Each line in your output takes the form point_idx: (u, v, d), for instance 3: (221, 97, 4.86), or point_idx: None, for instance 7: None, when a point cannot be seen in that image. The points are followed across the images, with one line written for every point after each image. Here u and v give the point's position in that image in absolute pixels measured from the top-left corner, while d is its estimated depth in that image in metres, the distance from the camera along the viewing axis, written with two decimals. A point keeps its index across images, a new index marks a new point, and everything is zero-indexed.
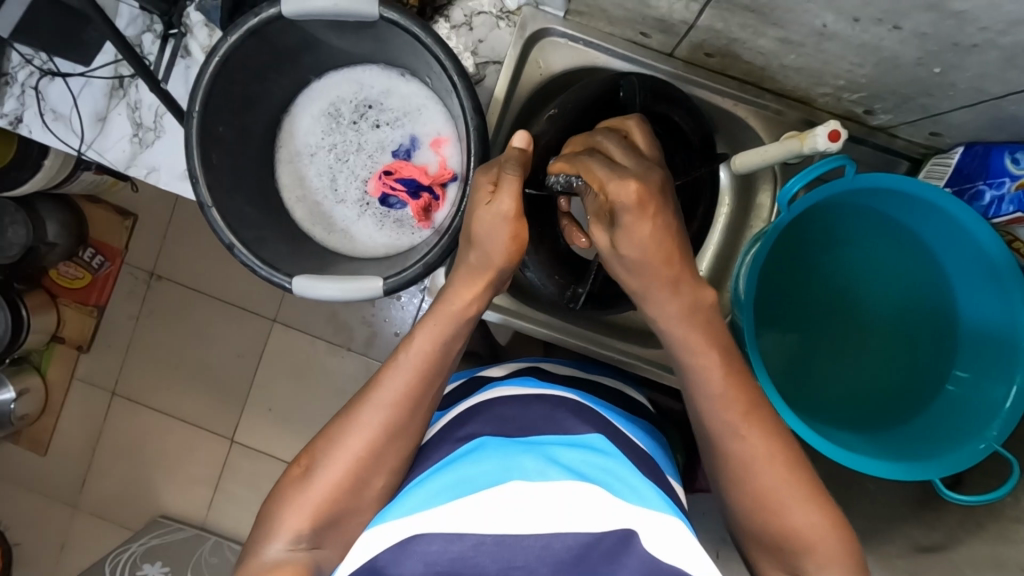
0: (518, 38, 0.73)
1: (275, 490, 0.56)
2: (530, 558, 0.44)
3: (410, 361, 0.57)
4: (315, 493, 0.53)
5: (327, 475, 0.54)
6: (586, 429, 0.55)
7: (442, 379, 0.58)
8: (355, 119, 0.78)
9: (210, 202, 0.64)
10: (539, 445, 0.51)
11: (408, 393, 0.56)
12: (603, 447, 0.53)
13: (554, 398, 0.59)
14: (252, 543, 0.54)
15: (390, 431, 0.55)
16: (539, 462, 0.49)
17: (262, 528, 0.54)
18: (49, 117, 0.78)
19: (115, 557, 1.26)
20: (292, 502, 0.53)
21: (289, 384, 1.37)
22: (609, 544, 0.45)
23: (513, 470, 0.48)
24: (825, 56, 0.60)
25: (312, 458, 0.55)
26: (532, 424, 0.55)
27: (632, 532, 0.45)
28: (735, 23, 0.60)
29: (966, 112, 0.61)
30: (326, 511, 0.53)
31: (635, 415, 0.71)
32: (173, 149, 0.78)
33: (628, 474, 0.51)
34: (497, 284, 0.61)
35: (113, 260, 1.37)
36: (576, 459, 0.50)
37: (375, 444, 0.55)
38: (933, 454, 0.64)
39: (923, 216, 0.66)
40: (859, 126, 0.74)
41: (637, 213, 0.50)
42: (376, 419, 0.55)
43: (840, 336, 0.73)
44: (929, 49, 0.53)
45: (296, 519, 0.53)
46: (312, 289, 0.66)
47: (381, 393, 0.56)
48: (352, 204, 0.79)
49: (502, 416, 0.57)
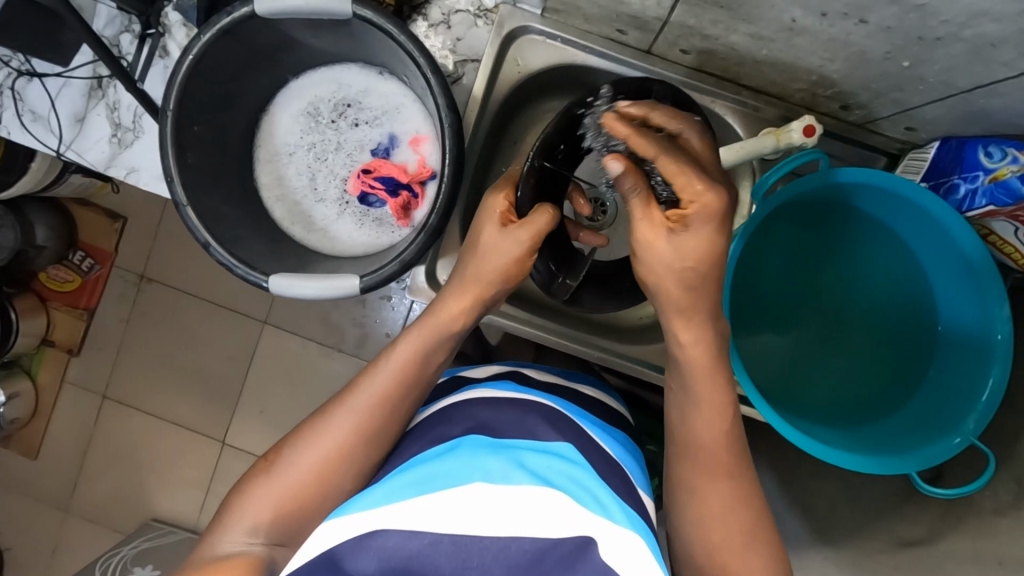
0: (495, 36, 0.73)
1: (241, 483, 0.57)
2: (485, 558, 0.44)
3: (390, 365, 0.59)
4: (279, 486, 0.55)
5: (293, 469, 0.55)
6: (556, 438, 0.55)
7: (419, 389, 0.61)
8: (334, 118, 0.78)
9: (186, 200, 0.64)
10: (509, 449, 0.52)
11: (388, 400, 0.58)
12: (567, 454, 0.53)
13: (529, 404, 0.61)
14: (210, 529, 0.56)
15: (360, 436, 0.57)
16: (504, 464, 0.49)
17: (222, 518, 0.55)
18: (28, 118, 0.78)
19: (107, 560, 1.27)
20: (254, 498, 0.55)
21: (279, 387, 1.37)
22: (563, 551, 0.44)
23: (477, 471, 0.48)
24: (796, 51, 0.60)
25: (279, 452, 0.57)
26: (498, 426, 0.56)
27: (590, 539, 0.45)
28: (707, 19, 0.60)
29: (938, 106, 0.62)
30: (288, 505, 0.55)
31: (615, 429, 0.70)
32: (152, 149, 0.79)
33: (594, 483, 0.51)
34: (489, 300, 0.64)
35: (102, 264, 1.37)
36: (543, 464, 0.51)
37: (346, 444, 0.56)
38: (911, 448, 0.64)
39: (898, 211, 0.67)
40: (835, 121, 0.74)
41: (717, 225, 0.54)
42: (349, 424, 0.57)
43: (821, 332, 0.73)
44: (895, 43, 0.53)
45: (257, 509, 0.54)
46: (290, 288, 0.66)
47: (358, 395, 0.58)
48: (332, 203, 0.78)
49: (472, 417, 0.58)
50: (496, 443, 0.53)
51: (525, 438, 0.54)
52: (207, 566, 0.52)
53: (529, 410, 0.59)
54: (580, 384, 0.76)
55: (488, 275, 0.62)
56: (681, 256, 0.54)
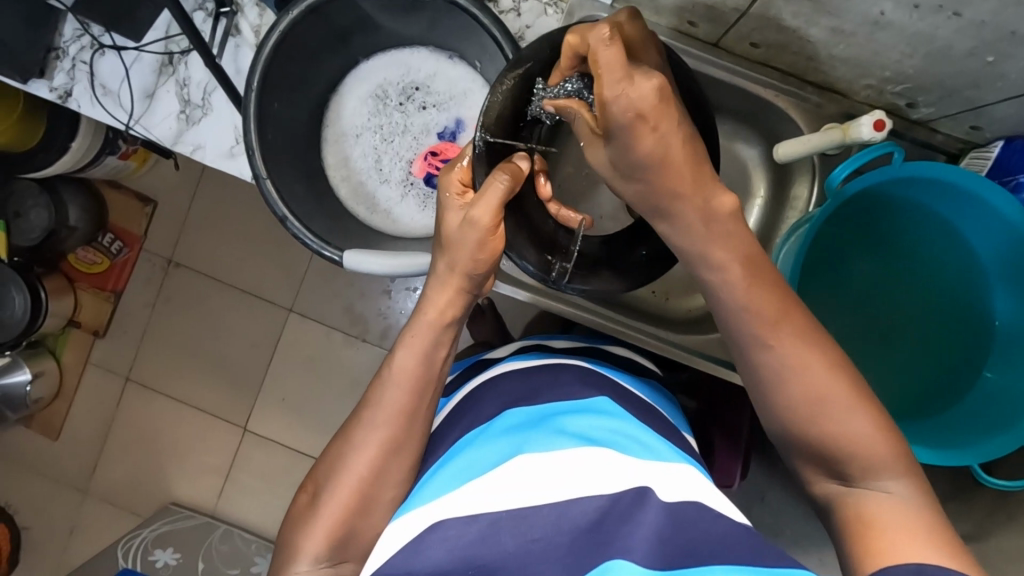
0: (565, 25, 0.75)
1: (290, 520, 0.57)
2: (547, 528, 0.45)
3: (394, 376, 0.57)
4: (327, 512, 0.54)
5: (337, 494, 0.55)
6: (591, 394, 0.57)
7: (433, 387, 0.58)
8: (401, 100, 0.79)
9: (265, 172, 0.65)
10: (549, 420, 0.53)
11: (403, 409, 0.56)
12: (607, 408, 0.55)
13: (559, 367, 0.62)
14: (276, 567, 0.56)
15: (389, 446, 0.56)
16: (547, 435, 0.51)
17: (284, 553, 0.55)
18: (98, 92, 0.80)
19: (127, 541, 1.28)
20: (306, 530, 0.54)
21: (303, 375, 1.37)
22: (624, 504, 0.46)
23: (523, 445, 0.50)
24: (875, 46, 0.61)
25: (318, 484, 0.56)
26: (536, 391, 0.58)
27: (648, 489, 0.47)
28: (789, 11, 0.61)
29: (1010, 104, 0.63)
30: (340, 529, 0.54)
31: (645, 381, 0.71)
32: (217, 127, 0.79)
33: (639, 433, 0.53)
34: (474, 288, 0.60)
35: (131, 246, 1.38)
36: (582, 424, 0.52)
37: (376, 460, 0.55)
38: (975, 440, 0.64)
39: (959, 206, 0.67)
40: (900, 119, 0.75)
41: (638, 126, 0.45)
42: (372, 439, 0.56)
43: (873, 328, 0.74)
44: (984, 38, 0.54)
45: (312, 539, 0.54)
46: (362, 264, 0.66)
47: (373, 411, 0.56)
48: (396, 184, 0.79)
49: (507, 390, 0.59)
50: (534, 417, 0.54)
51: (564, 400, 0.56)
52: None
53: (560, 372, 0.60)
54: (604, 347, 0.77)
55: (462, 266, 0.57)
56: (627, 168, 0.49)
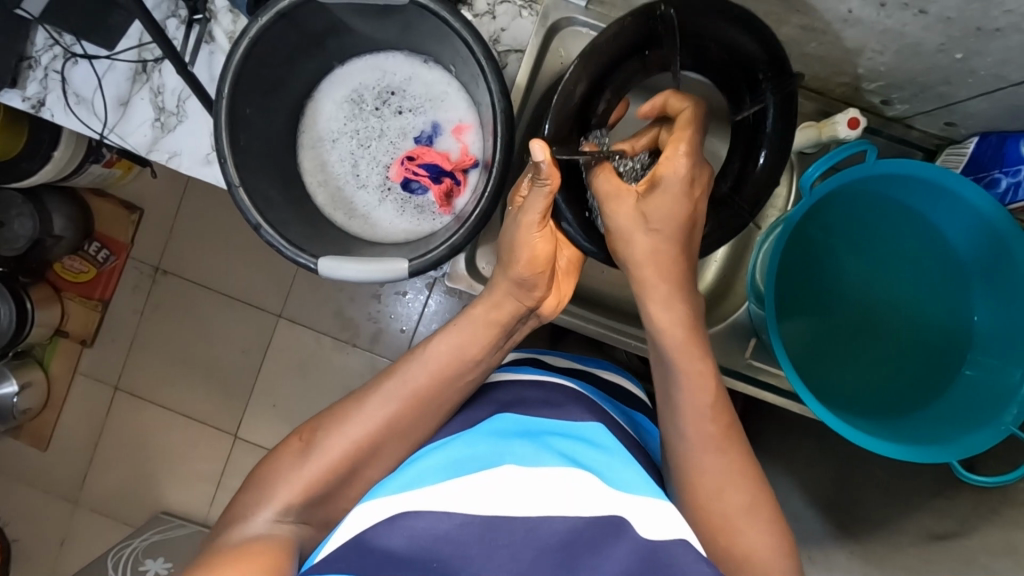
0: (540, 27, 0.74)
1: (273, 457, 0.58)
2: (515, 539, 0.44)
3: (427, 360, 0.61)
4: (316, 463, 0.55)
5: (330, 447, 0.56)
6: (586, 419, 0.58)
7: (460, 383, 0.62)
8: (377, 105, 0.78)
9: (238, 181, 0.64)
10: (535, 433, 0.53)
11: (422, 392, 0.59)
12: (597, 437, 0.55)
13: (553, 387, 0.62)
14: (238, 507, 0.55)
15: (395, 424, 0.58)
16: (531, 447, 0.51)
17: (251, 497, 0.55)
18: (71, 101, 0.79)
19: (118, 552, 1.25)
20: (288, 476, 0.55)
21: (294, 381, 1.37)
22: (599, 531, 0.45)
23: (506, 454, 0.50)
24: (847, 44, 0.61)
25: (313, 434, 0.57)
26: (526, 403, 0.59)
27: (625, 520, 0.46)
28: (760, 11, 0.61)
29: (984, 100, 0.63)
30: (319, 487, 0.55)
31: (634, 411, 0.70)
32: (194, 134, 0.79)
33: (623, 466, 0.53)
34: (524, 296, 0.64)
35: (118, 254, 1.37)
36: (571, 447, 0.53)
37: (377, 433, 0.57)
38: (957, 435, 0.64)
39: (934, 199, 0.67)
40: (876, 117, 0.75)
41: (633, 234, 0.59)
42: (384, 411, 0.58)
43: (856, 325, 0.74)
44: (953, 35, 0.54)
45: (289, 487, 0.54)
46: (337, 271, 0.66)
47: (396, 384, 0.59)
48: (374, 189, 0.79)
49: (497, 400, 0.61)
50: (522, 429, 0.54)
51: (557, 419, 0.57)
52: (230, 548, 0.49)
53: (555, 394, 0.60)
54: (598, 368, 0.75)
55: (518, 265, 0.62)
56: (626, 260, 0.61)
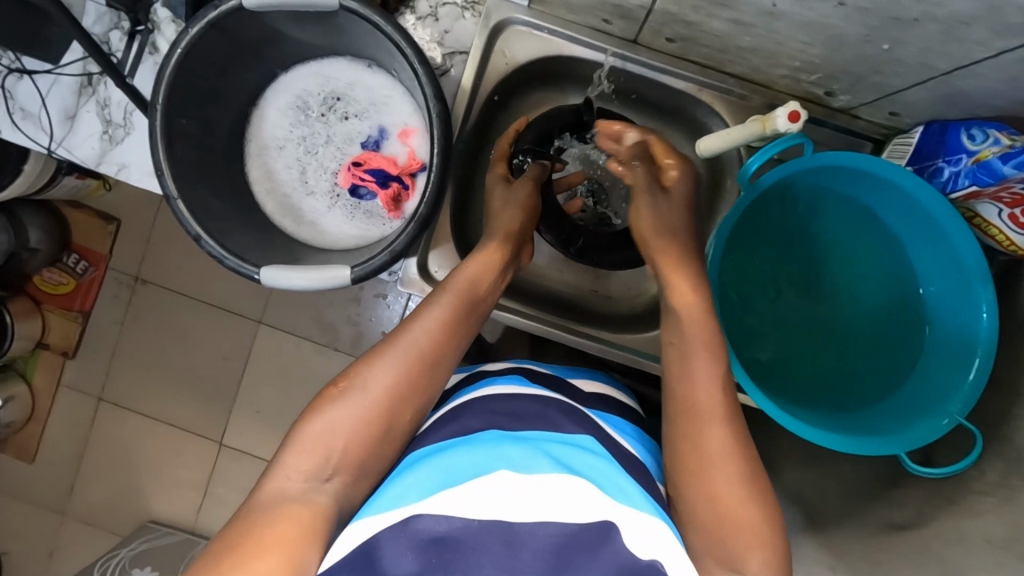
0: (482, 28, 0.74)
1: (310, 407, 0.52)
2: (515, 542, 0.41)
3: (445, 297, 0.60)
4: (354, 408, 0.51)
5: (372, 389, 0.52)
6: (577, 430, 0.54)
7: (475, 319, 0.61)
8: (323, 111, 0.78)
9: (174, 193, 0.64)
10: (532, 439, 0.49)
11: (450, 322, 0.58)
12: (595, 447, 0.52)
13: (547, 398, 0.58)
14: (268, 470, 0.49)
15: (428, 357, 0.55)
16: (528, 453, 0.47)
17: (290, 445, 0.50)
18: (17, 116, 0.78)
19: (104, 562, 1.24)
20: (331, 415, 0.50)
21: (276, 386, 1.36)
22: (587, 538, 0.42)
23: (500, 459, 0.46)
24: (778, 37, 0.61)
25: (350, 375, 0.53)
26: (520, 416, 0.54)
27: (611, 526, 0.43)
28: (690, 6, 0.61)
29: (918, 89, 0.62)
30: (360, 430, 0.50)
31: (620, 415, 0.66)
32: (141, 144, 0.79)
33: (619, 476, 0.49)
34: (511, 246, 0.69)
35: (97, 265, 1.36)
36: (570, 455, 0.49)
37: (415, 368, 0.54)
38: (901, 430, 0.65)
39: (887, 192, 0.67)
40: (822, 108, 0.75)
41: None
42: (423, 338, 0.56)
43: (813, 318, 0.73)
44: (874, 26, 0.54)
45: (334, 429, 0.50)
46: (281, 280, 0.66)
47: (422, 320, 0.57)
48: (323, 196, 0.79)
49: (490, 411, 0.55)
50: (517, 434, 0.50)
51: (550, 430, 0.52)
52: (260, 513, 0.46)
53: (546, 406, 0.56)
54: (591, 380, 0.71)
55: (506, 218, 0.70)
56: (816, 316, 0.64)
